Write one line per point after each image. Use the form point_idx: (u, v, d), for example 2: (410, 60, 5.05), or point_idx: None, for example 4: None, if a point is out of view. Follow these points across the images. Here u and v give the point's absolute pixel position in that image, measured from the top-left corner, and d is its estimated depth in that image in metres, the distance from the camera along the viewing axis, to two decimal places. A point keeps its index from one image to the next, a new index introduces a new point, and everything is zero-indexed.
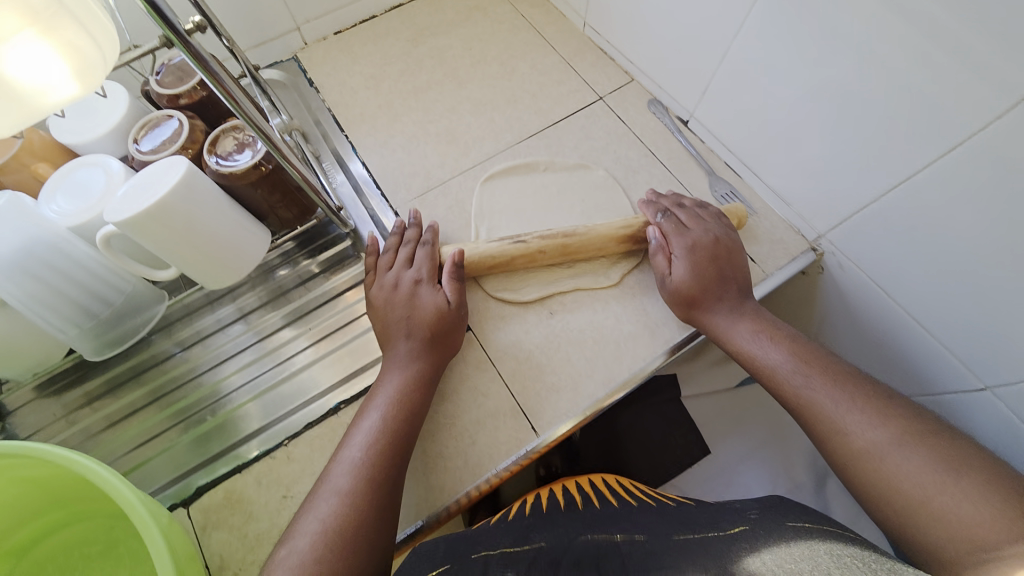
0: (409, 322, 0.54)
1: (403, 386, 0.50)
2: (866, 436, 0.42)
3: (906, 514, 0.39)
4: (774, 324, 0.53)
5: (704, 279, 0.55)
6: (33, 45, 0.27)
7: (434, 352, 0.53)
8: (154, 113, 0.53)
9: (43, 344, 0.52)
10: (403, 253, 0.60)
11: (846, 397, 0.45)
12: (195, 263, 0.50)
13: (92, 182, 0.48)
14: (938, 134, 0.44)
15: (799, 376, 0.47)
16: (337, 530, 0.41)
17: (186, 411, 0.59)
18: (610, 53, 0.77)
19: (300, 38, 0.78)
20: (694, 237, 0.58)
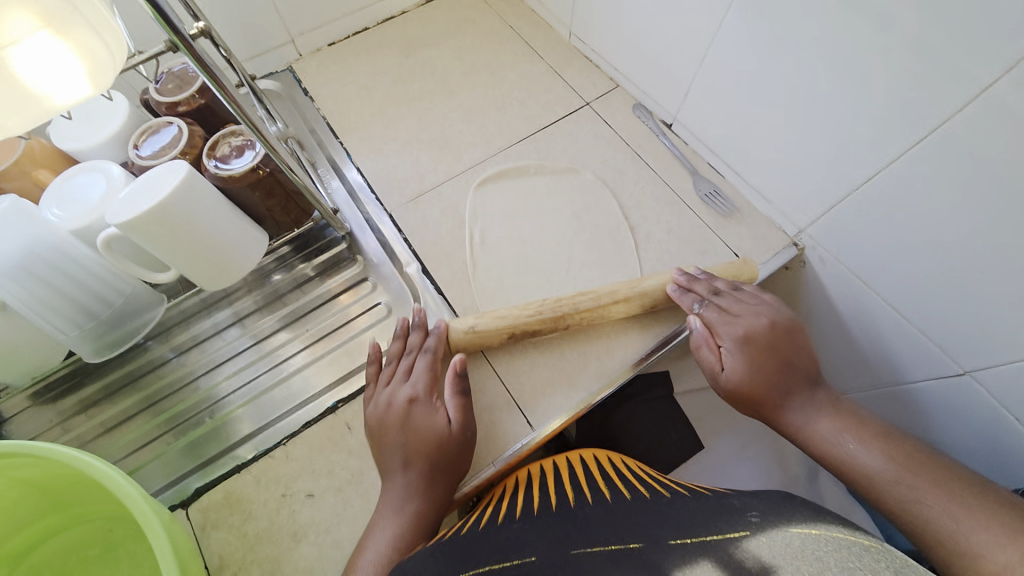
0: (404, 451, 0.50)
1: (397, 535, 0.47)
2: (997, 558, 0.38)
3: None
4: (859, 419, 0.50)
5: (757, 379, 0.53)
6: (51, 46, 0.28)
7: (436, 488, 0.49)
8: (152, 121, 0.54)
9: (38, 346, 0.52)
10: (403, 365, 0.56)
11: (961, 507, 0.42)
12: (192, 262, 0.51)
13: (92, 188, 0.49)
14: (905, 128, 0.47)
15: (904, 484, 0.45)
16: None
17: (182, 415, 0.60)
18: (595, 60, 0.80)
19: (294, 50, 0.80)
20: (745, 325, 0.55)
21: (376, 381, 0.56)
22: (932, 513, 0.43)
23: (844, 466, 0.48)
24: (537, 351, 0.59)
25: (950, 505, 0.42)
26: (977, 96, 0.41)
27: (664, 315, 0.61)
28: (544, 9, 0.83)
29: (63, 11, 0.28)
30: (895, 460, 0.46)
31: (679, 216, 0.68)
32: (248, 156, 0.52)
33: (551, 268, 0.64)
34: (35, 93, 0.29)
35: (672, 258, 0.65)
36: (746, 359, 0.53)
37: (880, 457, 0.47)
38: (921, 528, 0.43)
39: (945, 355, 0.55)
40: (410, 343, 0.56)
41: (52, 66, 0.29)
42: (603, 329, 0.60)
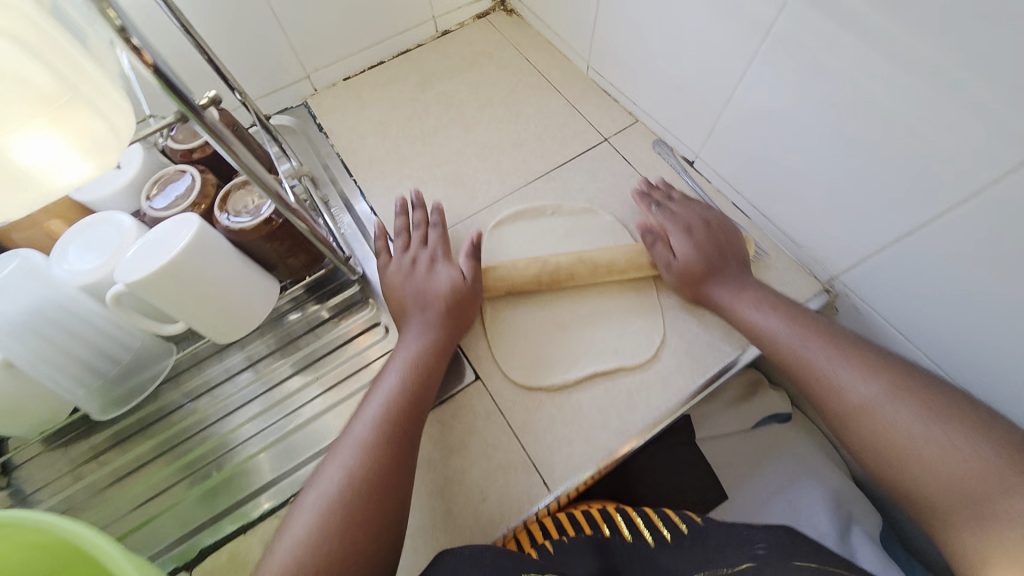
0: (425, 299, 0.57)
1: (411, 361, 0.53)
2: (859, 393, 0.46)
3: (898, 463, 0.42)
4: (778, 297, 0.56)
5: (709, 259, 0.58)
6: (45, 133, 0.28)
7: (451, 324, 0.56)
8: (166, 170, 0.53)
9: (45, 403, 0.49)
10: (416, 236, 0.64)
11: (839, 356, 0.48)
12: (205, 315, 0.49)
13: (103, 242, 0.48)
14: (954, 182, 0.44)
15: (816, 342, 0.50)
16: (342, 492, 0.45)
17: (194, 464, 0.58)
18: (614, 95, 0.78)
19: (310, 85, 0.80)
20: (689, 220, 0.61)
21: (389, 252, 0.63)
22: (828, 368, 0.48)
23: (758, 329, 0.54)
24: (555, 405, 0.56)
25: (838, 362, 0.48)
26: None
27: (687, 367, 0.58)
28: (561, 41, 0.82)
29: (63, 95, 0.27)
30: (806, 324, 0.52)
31: None
32: (244, 219, 0.51)
33: (571, 314, 0.62)
34: (27, 177, 0.28)
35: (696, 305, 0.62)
36: (700, 248, 0.59)
37: (784, 322, 0.53)
38: (810, 379, 0.49)
39: None
40: (416, 217, 0.64)
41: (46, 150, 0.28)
42: (610, 289, 0.63)
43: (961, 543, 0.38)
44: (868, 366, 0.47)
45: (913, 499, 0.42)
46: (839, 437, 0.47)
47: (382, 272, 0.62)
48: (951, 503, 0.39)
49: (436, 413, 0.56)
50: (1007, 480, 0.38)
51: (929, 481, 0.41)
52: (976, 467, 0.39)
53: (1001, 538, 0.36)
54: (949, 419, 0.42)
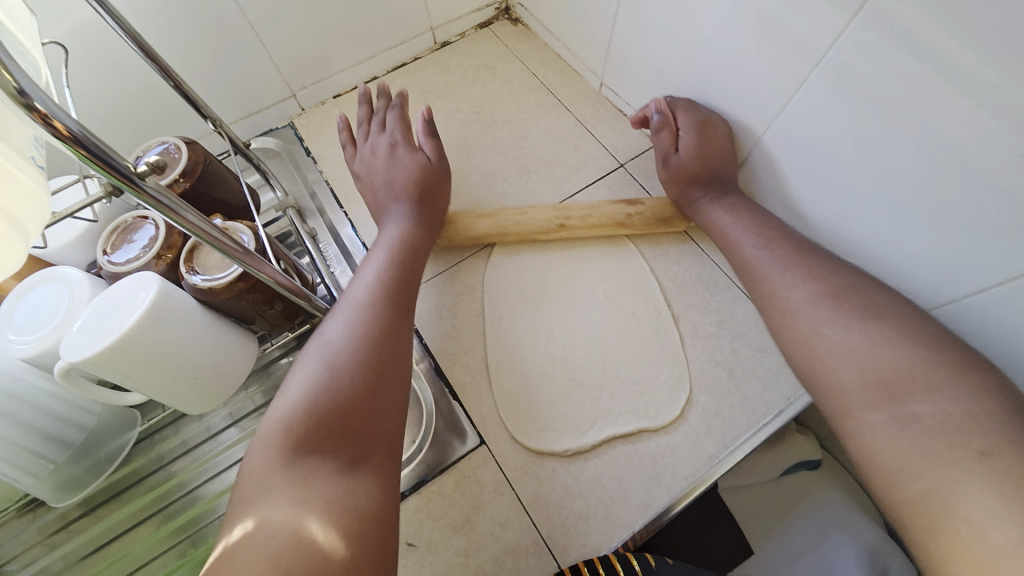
0: (396, 185, 0.59)
1: (395, 238, 0.55)
2: (796, 298, 0.47)
3: (827, 359, 0.43)
4: (739, 191, 0.57)
5: (706, 154, 0.56)
6: None
7: (426, 207, 0.58)
8: (126, 216, 0.47)
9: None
10: (376, 122, 0.64)
11: (786, 265, 0.49)
12: (168, 389, 0.43)
13: (50, 307, 0.42)
14: None
15: (767, 250, 0.51)
16: (342, 343, 0.45)
17: (173, 537, 0.53)
18: (630, 114, 0.71)
19: (296, 104, 0.73)
20: (709, 115, 0.57)
21: (353, 142, 0.64)
22: (777, 272, 0.49)
23: (722, 233, 0.55)
24: (569, 475, 0.50)
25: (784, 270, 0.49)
26: None
27: (718, 430, 0.52)
28: (572, 54, 0.75)
29: None
30: (761, 226, 0.53)
31: (733, 303, 0.58)
32: (214, 277, 0.44)
33: (586, 366, 0.55)
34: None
35: (726, 357, 0.55)
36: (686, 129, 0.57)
37: (746, 226, 0.54)
38: (760, 285, 0.50)
39: None
40: (378, 102, 0.64)
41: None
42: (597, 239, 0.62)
43: (873, 438, 0.38)
44: (811, 271, 0.48)
45: (834, 396, 0.42)
46: (778, 343, 0.48)
47: (348, 164, 0.63)
48: (870, 399, 0.39)
49: (436, 486, 0.50)
50: (932, 378, 0.37)
51: (849, 370, 0.41)
52: (901, 362, 0.39)
53: (912, 450, 0.36)
54: (872, 323, 0.42)
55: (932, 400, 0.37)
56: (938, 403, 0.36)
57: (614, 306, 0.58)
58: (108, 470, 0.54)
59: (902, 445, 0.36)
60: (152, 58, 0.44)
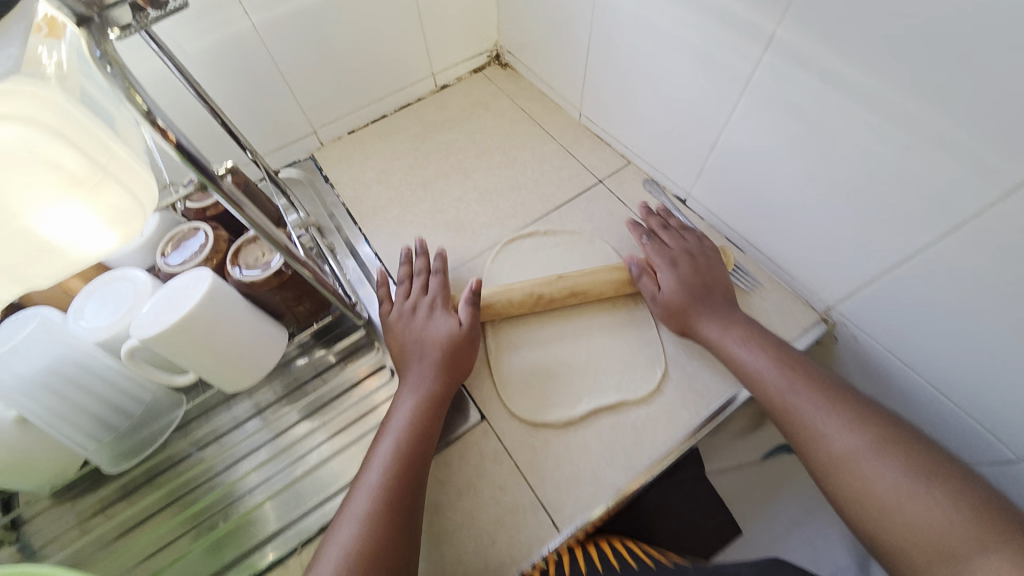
0: (422, 355, 0.57)
1: (417, 403, 0.54)
2: (844, 444, 0.45)
3: (872, 512, 0.42)
4: (763, 332, 0.56)
5: (690, 292, 0.60)
6: (67, 209, 0.28)
7: (445, 374, 0.56)
8: (180, 227, 0.56)
9: (48, 451, 0.50)
10: (416, 283, 0.64)
11: (825, 406, 0.48)
12: (213, 367, 0.50)
13: (119, 299, 0.50)
14: (935, 216, 0.45)
15: (811, 393, 0.49)
16: (358, 557, 0.43)
17: (201, 515, 0.58)
18: (606, 138, 0.81)
19: (316, 140, 0.84)
20: (677, 254, 0.63)
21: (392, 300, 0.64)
22: (822, 418, 0.48)
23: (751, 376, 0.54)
24: (561, 443, 0.56)
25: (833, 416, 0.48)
26: (1011, 193, 0.39)
27: (692, 400, 0.58)
28: (554, 91, 0.86)
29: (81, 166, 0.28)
30: (794, 369, 0.52)
31: None
32: (261, 268, 0.53)
33: (572, 350, 0.63)
34: (48, 249, 0.29)
35: None
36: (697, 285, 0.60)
37: (781, 363, 0.53)
38: (801, 432, 0.48)
39: (1000, 442, 0.51)
40: (418, 265, 0.65)
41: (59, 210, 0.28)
42: (593, 307, 0.66)
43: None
44: (853, 418, 0.46)
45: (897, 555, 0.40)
46: (824, 491, 0.46)
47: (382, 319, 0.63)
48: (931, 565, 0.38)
49: (442, 457, 0.56)
50: (980, 539, 0.37)
51: (906, 540, 0.40)
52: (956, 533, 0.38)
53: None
54: (922, 488, 0.41)
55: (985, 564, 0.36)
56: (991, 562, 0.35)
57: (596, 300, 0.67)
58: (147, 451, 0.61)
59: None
60: (204, 98, 0.52)
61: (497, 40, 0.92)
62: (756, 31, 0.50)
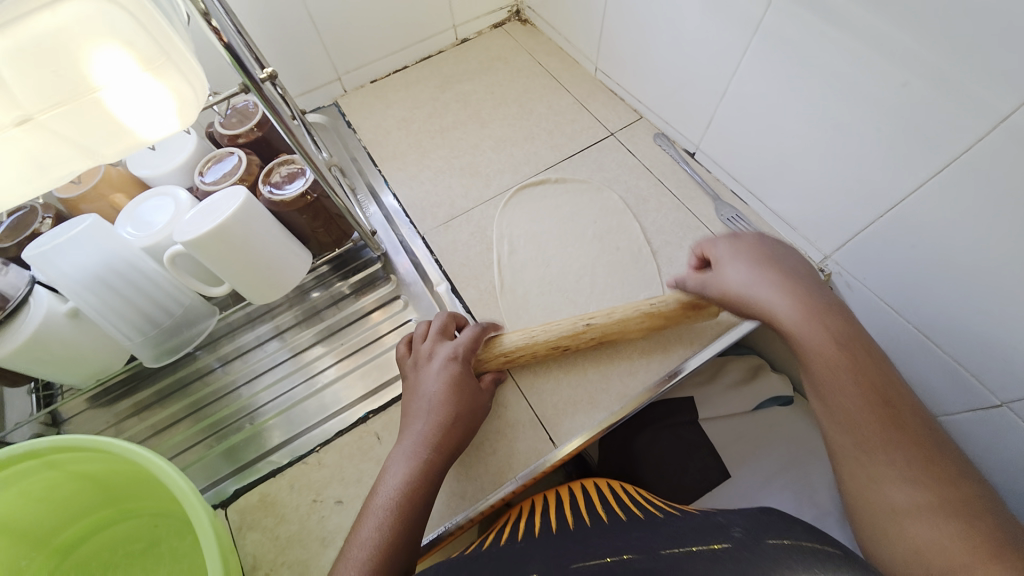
0: (427, 415, 0.51)
1: (407, 480, 0.48)
2: (903, 496, 0.41)
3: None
4: (858, 340, 0.49)
5: (758, 277, 0.54)
6: (137, 85, 0.33)
7: (448, 446, 0.50)
8: (216, 151, 0.60)
9: (95, 345, 0.57)
10: (442, 328, 0.59)
11: (897, 456, 0.43)
12: (245, 277, 0.55)
13: (161, 210, 0.54)
14: (929, 155, 0.47)
15: (879, 431, 0.44)
16: None
17: (227, 420, 0.63)
18: (620, 94, 0.83)
19: (340, 87, 0.88)
20: (743, 248, 0.57)
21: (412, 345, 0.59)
22: (890, 461, 0.43)
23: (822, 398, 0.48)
24: (560, 369, 0.61)
25: (903, 459, 0.43)
26: (996, 126, 0.42)
27: (687, 337, 0.62)
28: (571, 46, 0.88)
29: (157, 57, 0.33)
30: (868, 391, 0.46)
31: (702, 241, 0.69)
32: (298, 182, 0.58)
33: (576, 289, 0.67)
34: (117, 120, 0.34)
35: None
36: (757, 269, 0.55)
37: (864, 388, 0.46)
38: (864, 464, 0.44)
39: (982, 386, 0.53)
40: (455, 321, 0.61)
41: (135, 92, 0.33)
42: (613, 355, 0.61)
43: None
44: (928, 478, 0.41)
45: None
46: (871, 537, 0.43)
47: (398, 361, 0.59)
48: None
49: None
50: None
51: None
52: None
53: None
54: (976, 550, 0.36)
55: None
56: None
57: (601, 244, 0.70)
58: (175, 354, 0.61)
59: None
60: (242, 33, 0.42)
61: None
62: None
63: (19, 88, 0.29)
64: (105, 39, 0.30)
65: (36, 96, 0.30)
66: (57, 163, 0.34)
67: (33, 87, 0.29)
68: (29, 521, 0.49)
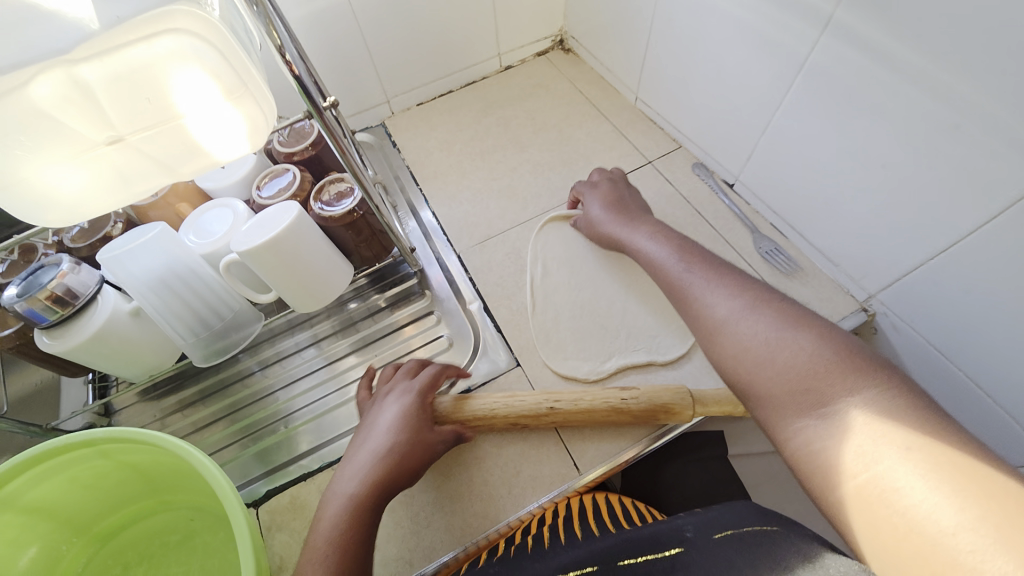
0: (369, 449, 0.52)
1: (343, 513, 0.48)
2: (721, 310, 0.46)
3: (747, 370, 0.42)
4: (670, 230, 0.61)
5: (605, 207, 0.68)
6: (217, 111, 0.36)
7: (392, 483, 0.51)
8: (273, 167, 0.64)
9: (148, 343, 0.60)
10: (403, 367, 0.61)
11: (709, 280, 0.49)
12: (293, 287, 0.58)
13: (221, 220, 0.58)
14: (980, 201, 0.46)
15: (686, 273, 0.52)
16: None
17: (261, 423, 0.66)
18: (659, 123, 0.84)
19: (388, 109, 0.92)
20: (597, 189, 0.71)
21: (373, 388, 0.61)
22: (699, 290, 0.49)
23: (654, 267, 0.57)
24: None
25: (704, 284, 0.49)
26: None
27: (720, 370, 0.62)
28: (613, 75, 0.90)
29: (235, 87, 0.36)
30: (684, 250, 0.56)
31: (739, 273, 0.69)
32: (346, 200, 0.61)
33: (608, 314, 0.67)
34: (197, 142, 0.37)
35: None
36: (612, 206, 0.68)
37: (668, 253, 0.56)
38: (689, 302, 0.50)
39: None
40: (414, 361, 0.61)
41: (217, 118, 0.36)
42: (579, 435, 0.59)
43: (806, 442, 0.37)
44: (733, 286, 0.47)
45: (769, 407, 0.40)
46: (710, 358, 0.46)
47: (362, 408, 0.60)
48: (802, 407, 0.38)
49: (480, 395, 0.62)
50: (843, 374, 0.37)
51: (774, 381, 0.40)
52: (818, 367, 0.38)
53: (832, 435, 0.35)
54: (780, 332, 0.42)
55: (851, 402, 0.36)
56: (856, 400, 0.35)
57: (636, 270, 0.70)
58: (222, 355, 0.65)
59: (840, 450, 0.34)
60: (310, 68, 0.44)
61: (563, 26, 0.96)
62: (812, 16, 0.53)
63: (114, 111, 0.33)
64: (194, 69, 0.33)
65: (129, 118, 0.33)
66: (140, 178, 0.38)
67: (126, 111, 0.33)
68: (75, 506, 0.53)
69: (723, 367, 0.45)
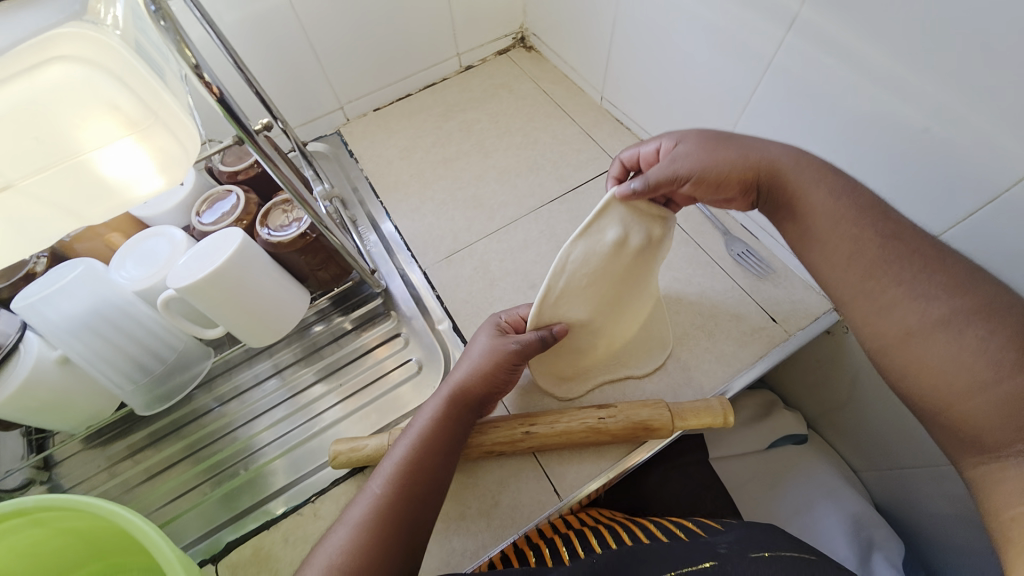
0: (466, 362, 0.54)
1: (434, 413, 0.50)
2: (937, 309, 0.40)
3: (948, 395, 0.39)
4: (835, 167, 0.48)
5: (725, 139, 0.50)
6: (123, 148, 0.32)
7: (477, 391, 0.52)
8: (215, 189, 0.59)
9: (83, 392, 0.55)
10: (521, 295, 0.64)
11: (921, 271, 0.41)
12: (242, 320, 0.54)
13: (157, 252, 0.53)
14: (951, 202, 0.46)
15: (891, 252, 0.43)
16: (345, 560, 0.42)
17: (221, 465, 0.61)
18: (626, 123, 0.82)
19: (343, 116, 0.87)
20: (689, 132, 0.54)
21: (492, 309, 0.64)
22: (908, 278, 0.41)
23: (807, 249, 0.48)
24: None
25: (917, 278, 0.41)
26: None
27: (698, 380, 0.60)
28: (577, 75, 0.87)
29: (142, 118, 0.31)
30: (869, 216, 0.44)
31: (712, 278, 0.68)
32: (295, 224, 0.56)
33: None
34: (103, 182, 0.33)
35: (705, 321, 0.65)
36: (727, 137, 0.51)
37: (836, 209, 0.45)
38: (883, 291, 0.43)
39: None
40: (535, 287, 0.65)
41: (122, 155, 0.32)
42: (560, 454, 0.57)
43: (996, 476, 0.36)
44: (954, 283, 0.40)
45: (959, 434, 0.39)
46: (894, 367, 0.43)
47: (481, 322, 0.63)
48: (1004, 440, 0.36)
49: None
50: None
51: (987, 409, 0.37)
52: None
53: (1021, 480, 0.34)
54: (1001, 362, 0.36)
55: None
56: None
57: None
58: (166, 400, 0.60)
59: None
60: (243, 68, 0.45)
61: (523, 23, 0.93)
62: (776, 15, 0.51)
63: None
64: (89, 105, 0.29)
65: (17, 166, 0.28)
66: (39, 226, 0.33)
67: (11, 156, 0.28)
68: None
69: (910, 386, 0.41)
